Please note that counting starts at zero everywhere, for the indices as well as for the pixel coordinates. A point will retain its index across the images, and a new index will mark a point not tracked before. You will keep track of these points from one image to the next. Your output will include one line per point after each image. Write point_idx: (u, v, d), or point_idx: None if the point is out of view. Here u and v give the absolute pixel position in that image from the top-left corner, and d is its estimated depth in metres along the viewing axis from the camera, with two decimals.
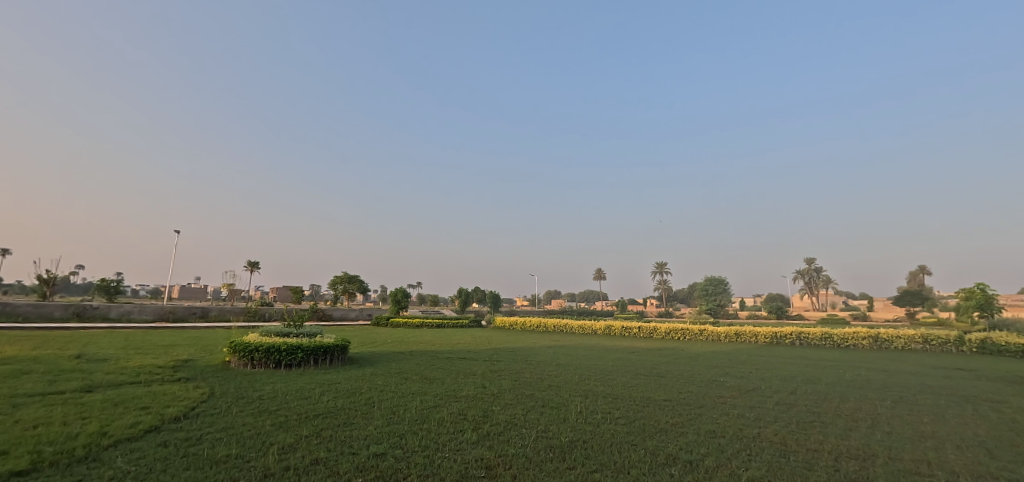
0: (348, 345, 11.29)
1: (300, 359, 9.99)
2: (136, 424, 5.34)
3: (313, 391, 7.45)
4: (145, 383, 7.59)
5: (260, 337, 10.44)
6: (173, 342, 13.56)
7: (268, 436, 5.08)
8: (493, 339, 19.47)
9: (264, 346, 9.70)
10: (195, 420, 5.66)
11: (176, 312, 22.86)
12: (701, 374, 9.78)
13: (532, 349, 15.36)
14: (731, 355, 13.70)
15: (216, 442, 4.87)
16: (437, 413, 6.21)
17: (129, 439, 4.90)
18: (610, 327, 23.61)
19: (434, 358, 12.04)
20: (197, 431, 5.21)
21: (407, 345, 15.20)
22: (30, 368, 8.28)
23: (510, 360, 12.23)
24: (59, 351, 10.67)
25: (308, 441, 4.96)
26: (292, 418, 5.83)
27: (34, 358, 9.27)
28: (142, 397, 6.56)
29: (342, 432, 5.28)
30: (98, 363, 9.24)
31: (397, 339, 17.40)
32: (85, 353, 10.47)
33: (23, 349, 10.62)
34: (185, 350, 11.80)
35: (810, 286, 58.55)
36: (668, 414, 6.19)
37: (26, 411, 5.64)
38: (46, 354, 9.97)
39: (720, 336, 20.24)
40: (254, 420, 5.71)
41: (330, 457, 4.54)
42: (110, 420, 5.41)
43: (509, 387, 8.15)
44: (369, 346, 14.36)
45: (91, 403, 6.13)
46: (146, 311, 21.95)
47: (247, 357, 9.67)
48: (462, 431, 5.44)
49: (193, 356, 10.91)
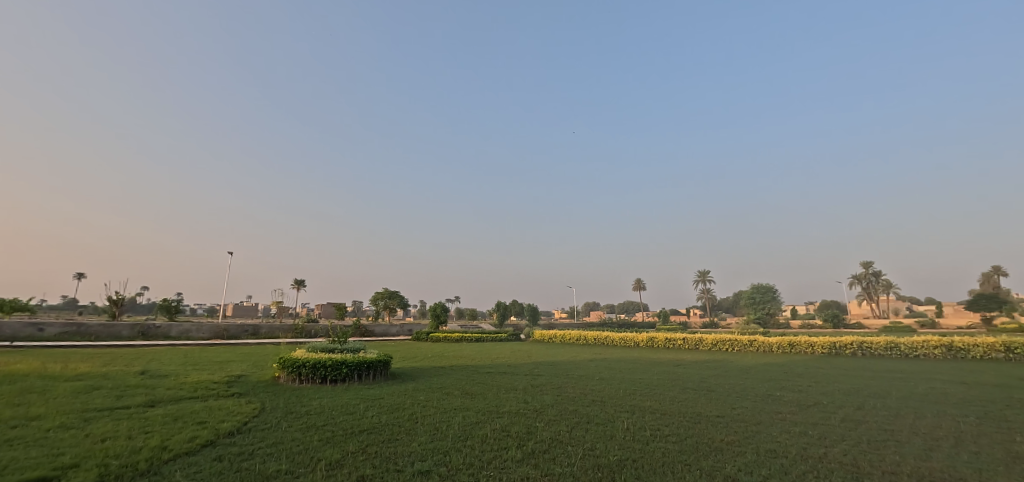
0: (391, 360, 11.41)
1: (345, 375, 10.17)
2: (194, 438, 5.53)
3: (358, 406, 7.55)
4: (202, 398, 7.91)
5: (308, 353, 10.72)
6: (226, 358, 14.13)
7: (317, 452, 5.14)
8: (533, 352, 19.24)
9: (311, 362, 9.95)
10: (247, 435, 5.80)
11: (228, 330, 23.87)
12: (754, 389, 9.25)
13: (573, 363, 15.09)
14: (787, 367, 12.96)
15: (266, 457, 4.95)
16: (480, 430, 6.12)
17: (187, 453, 5.06)
18: (653, 339, 22.92)
19: (474, 373, 12.00)
20: (250, 446, 5.33)
21: (447, 360, 15.22)
22: (99, 383, 8.81)
23: (551, 374, 12.03)
24: (125, 367, 11.31)
25: (354, 457, 4.97)
26: (338, 434, 5.87)
27: (104, 375, 9.85)
28: (199, 412, 6.82)
29: (387, 448, 5.28)
30: (160, 379, 9.72)
31: (438, 354, 17.49)
32: (148, 369, 11.05)
33: (94, 366, 11.32)
34: (238, 366, 12.28)
35: (868, 292, 54.84)
36: (724, 432, 5.85)
37: (96, 425, 5.95)
38: (114, 370, 10.60)
39: (772, 347, 19.26)
40: (303, 435, 5.79)
41: (376, 474, 4.52)
42: (170, 434, 5.62)
43: (552, 402, 7.98)
44: (410, 361, 14.52)
45: (153, 418, 6.41)
46: (203, 329, 23.10)
47: (295, 372, 9.93)
48: (506, 448, 5.32)
49: (246, 372, 11.32)
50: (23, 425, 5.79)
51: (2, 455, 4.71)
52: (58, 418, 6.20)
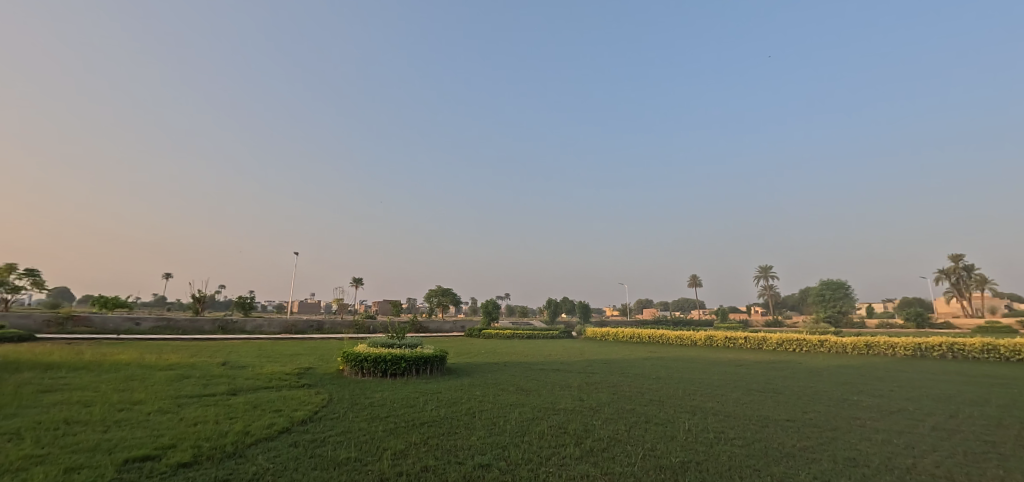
0: (446, 355, 11.69)
1: (404, 369, 10.54)
2: (272, 425, 5.95)
3: (418, 399, 7.79)
4: (276, 388, 8.48)
5: (369, 347, 11.20)
6: (295, 352, 15.05)
7: (382, 441, 5.37)
8: (586, 350, 19.04)
9: (372, 356, 10.39)
10: (318, 423, 6.15)
11: (295, 325, 25.38)
12: (826, 392, 8.67)
13: (628, 361, 14.79)
14: (863, 370, 12.04)
15: (337, 445, 5.23)
16: (538, 426, 6.15)
17: (266, 438, 5.45)
18: (712, 338, 22.01)
19: (528, 369, 12.05)
20: (321, 433, 5.65)
21: (501, 357, 15.38)
22: (188, 372, 9.67)
23: (605, 372, 11.85)
24: (209, 358, 12.34)
25: (417, 448, 5.14)
26: (401, 425, 6.09)
27: (191, 365, 10.80)
28: (274, 401, 7.31)
29: (448, 441, 5.42)
30: (239, 370, 10.52)
31: (491, 350, 17.72)
32: (229, 360, 11.99)
33: (183, 357, 12.43)
34: (307, 360, 13.05)
35: (958, 288, 49.67)
36: (795, 437, 5.53)
37: (188, 410, 6.54)
38: (200, 361, 11.59)
39: (845, 348, 17.93)
40: (368, 426, 6.07)
41: (438, 465, 4.65)
42: (251, 421, 6.07)
43: (609, 401, 7.87)
44: (464, 357, 14.81)
45: (236, 405, 6.95)
46: (274, 324, 24.73)
47: (358, 366, 10.41)
48: (564, 445, 5.31)
49: (313, 364, 12.00)
50: (128, 409, 6.46)
51: (113, 434, 5.29)
52: (156, 403, 6.87)
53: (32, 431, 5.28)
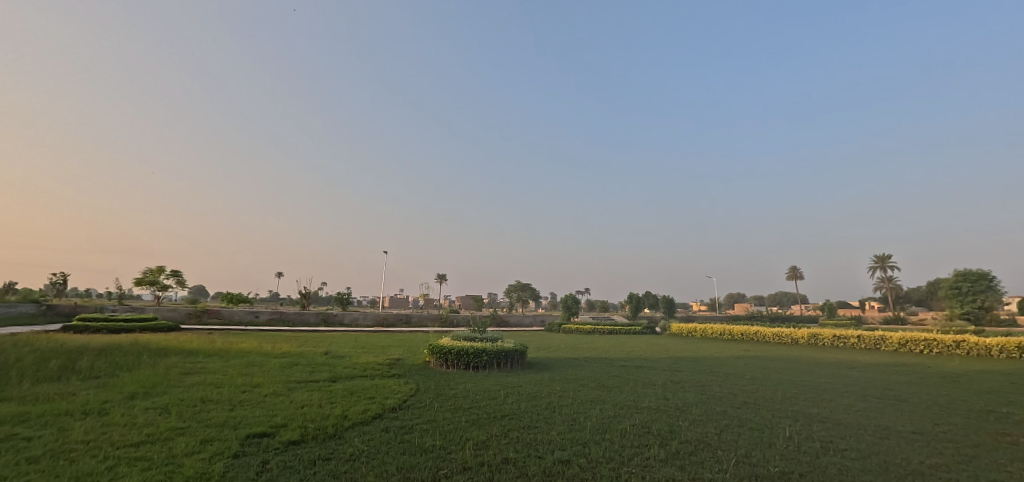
0: (526, 350, 11.81)
1: (486, 362, 10.83)
2: (366, 410, 6.41)
3: (499, 392, 7.95)
4: (370, 377, 9.13)
5: (452, 341, 11.64)
6: (387, 344, 16.10)
7: (465, 431, 5.55)
8: (672, 347, 18.24)
9: (456, 349, 10.80)
10: (407, 411, 6.52)
11: (387, 318, 27.11)
12: (963, 401, 7.52)
13: (719, 360, 13.92)
14: (1013, 376, 10.26)
15: (423, 432, 5.50)
16: (620, 424, 6.00)
17: (362, 422, 5.88)
18: (817, 336, 20.04)
19: (609, 366, 11.81)
20: (410, 421, 5.98)
21: (582, 352, 15.23)
22: (296, 360, 10.72)
23: (693, 371, 11.26)
24: (313, 348, 13.60)
25: (498, 440, 5.25)
26: (483, 417, 6.26)
27: (299, 354, 11.98)
28: (368, 388, 7.87)
29: (528, 435, 5.47)
30: (339, 359, 11.48)
31: (572, 345, 17.62)
32: (330, 350, 13.13)
33: (292, 346, 13.83)
34: (397, 351, 13.90)
35: None
36: (923, 453, 4.85)
37: (297, 394, 7.26)
38: (306, 350, 12.82)
39: (988, 350, 15.42)
40: (452, 416, 6.31)
41: (518, 458, 4.71)
42: (348, 406, 6.60)
43: (697, 401, 7.47)
44: (545, 351, 14.89)
45: (335, 390, 7.60)
46: (368, 317, 26.62)
47: (443, 358, 10.88)
48: (648, 446, 5.13)
49: (403, 356, 12.75)
50: (249, 391, 7.31)
51: (237, 413, 6.01)
52: (270, 386, 7.70)
53: (176, 406, 6.17)
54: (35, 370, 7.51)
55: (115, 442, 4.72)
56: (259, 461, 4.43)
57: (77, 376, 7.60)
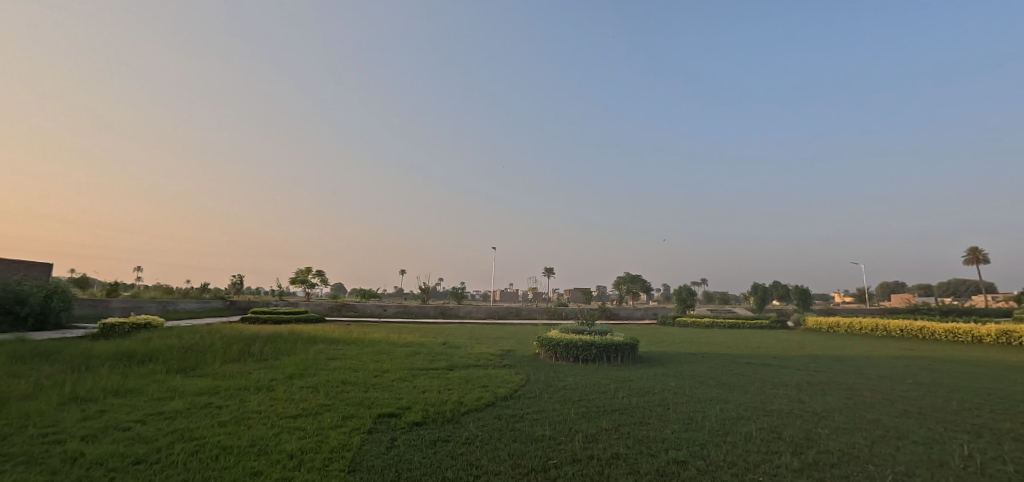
0: (637, 344, 11.46)
1: (596, 355, 10.74)
2: (480, 398, 6.78)
3: (609, 386, 7.86)
4: (484, 367, 9.61)
5: (561, 333, 11.74)
6: (499, 335, 16.77)
7: (575, 423, 5.59)
8: (808, 343, 16.32)
9: (564, 342, 10.89)
10: (519, 400, 6.75)
11: (498, 311, 28.18)
12: None
13: (869, 359, 12.14)
14: None
15: (533, 422, 5.66)
16: (744, 427, 5.55)
17: (476, 408, 6.23)
18: (1008, 334, 16.43)
19: (731, 362, 10.97)
20: (520, 410, 6.19)
21: (700, 347, 14.34)
22: (419, 349, 11.69)
23: (834, 371, 9.97)
24: (433, 338, 14.71)
25: (608, 434, 5.20)
26: (593, 410, 6.24)
27: (421, 343, 13.03)
28: (482, 377, 8.30)
29: (640, 431, 5.33)
30: (456, 349, 12.25)
31: (688, 339, 16.69)
32: (448, 341, 14.07)
33: (415, 336, 15.10)
34: (508, 343, 14.42)
35: None
36: None
37: (419, 380, 7.94)
38: (427, 340, 13.90)
39: None
40: (562, 407, 6.39)
41: (630, 454, 4.61)
42: (464, 393, 7.04)
43: (839, 407, 6.62)
44: (658, 346, 14.31)
45: (452, 378, 8.15)
46: (480, 310, 27.94)
47: (552, 350, 11.03)
48: (777, 453, 4.69)
49: (514, 347, 13.19)
50: (380, 375, 8.18)
51: (371, 394, 6.76)
52: (397, 372, 8.51)
53: (323, 386, 7.14)
54: (223, 352, 9.20)
55: (279, 413, 5.61)
56: (388, 438, 4.93)
57: (251, 358, 9.14)
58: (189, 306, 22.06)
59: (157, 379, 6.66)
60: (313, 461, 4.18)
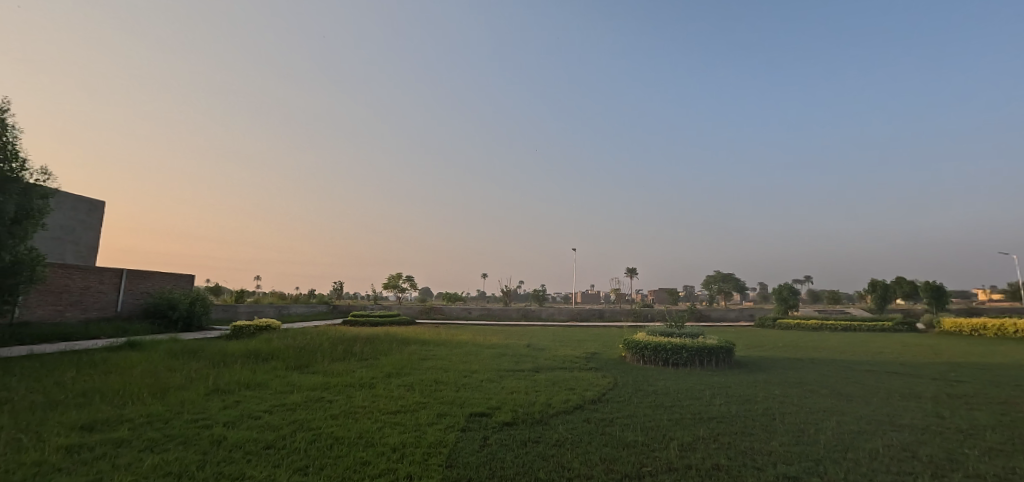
0: (733, 347, 10.72)
1: (687, 359, 10.22)
2: (568, 400, 6.75)
3: (704, 392, 7.43)
4: (569, 369, 9.57)
5: (648, 336, 11.34)
6: (583, 338, 16.59)
7: (669, 430, 5.37)
8: (943, 348, 14.18)
9: (653, 345, 10.50)
10: (607, 404, 6.62)
11: (581, 313, 27.88)
12: None
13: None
14: None
15: (624, 427, 5.52)
16: (868, 443, 4.96)
17: (565, 411, 6.21)
18: None
19: (846, 369, 9.87)
20: (610, 414, 6.07)
21: (806, 352, 13.08)
22: (505, 351, 11.94)
23: (980, 381, 8.58)
24: (517, 341, 14.93)
25: (707, 444, 4.93)
26: (687, 417, 5.96)
27: (506, 345, 13.28)
28: (569, 380, 8.27)
29: (743, 442, 4.99)
30: (540, 351, 12.32)
31: (792, 343, 15.29)
32: (532, 343, 14.18)
33: (500, 338, 15.42)
34: (593, 345, 14.21)
35: None
36: None
37: (507, 381, 8.10)
38: (512, 342, 14.13)
39: None
40: (653, 413, 6.17)
41: (731, 466, 4.34)
42: (552, 395, 7.05)
43: (991, 424, 5.68)
44: (757, 350, 13.28)
45: (539, 380, 8.20)
46: (563, 312, 27.83)
47: (639, 353, 10.69)
48: (911, 475, 4.14)
49: (598, 350, 12.97)
50: (470, 376, 8.47)
51: (462, 393, 7.03)
52: (485, 373, 8.77)
53: (418, 385, 7.55)
54: (329, 352, 10.08)
55: (382, 409, 6.04)
56: (481, 437, 5.08)
57: (354, 357, 9.91)
58: (300, 310, 24.45)
59: (278, 375, 7.48)
60: (413, 455, 4.43)
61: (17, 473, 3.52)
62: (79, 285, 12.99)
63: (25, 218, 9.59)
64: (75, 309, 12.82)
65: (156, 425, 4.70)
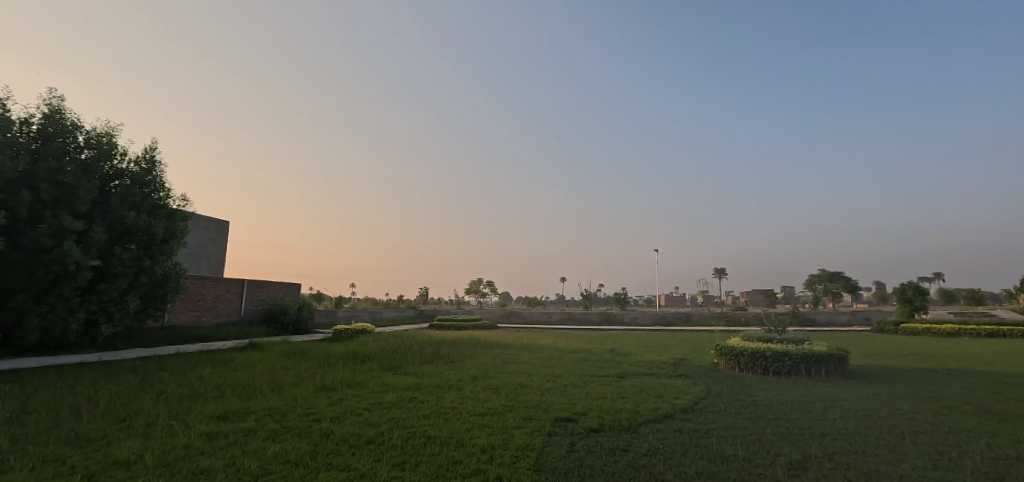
0: (846, 355, 9.63)
1: (791, 368, 9.36)
2: (658, 408, 6.48)
3: (813, 405, 6.74)
4: (657, 376, 9.18)
5: (744, 342, 10.55)
6: (669, 343, 15.86)
7: (774, 446, 4.94)
8: None
9: (750, 351, 9.77)
10: (700, 414, 6.25)
11: (666, 317, 26.70)
12: None
13: None
14: None
15: (722, 439, 5.18)
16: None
17: (654, 419, 5.97)
18: None
19: (994, 383, 8.44)
20: (704, 424, 5.73)
21: (939, 361, 11.39)
22: (588, 356, 11.76)
23: None
24: (600, 345, 14.64)
25: (820, 463, 4.46)
26: (794, 432, 5.45)
27: (589, 350, 13.07)
28: (657, 387, 7.93)
29: (866, 463, 4.45)
30: (625, 356, 11.98)
31: (920, 351, 13.40)
32: (615, 348, 13.83)
33: (581, 343, 15.23)
34: (681, 351, 13.53)
35: None
36: None
37: (591, 386, 7.96)
38: (594, 347, 13.89)
39: None
40: (754, 425, 5.71)
41: None
42: (640, 402, 6.81)
43: None
44: (875, 358, 11.82)
45: (625, 386, 7.97)
46: (646, 316, 26.87)
47: (734, 360, 9.99)
48: None
49: (687, 356, 12.32)
50: (554, 380, 8.45)
51: (546, 398, 7.03)
52: (569, 378, 8.70)
53: (503, 388, 7.68)
54: (419, 354, 10.60)
55: (470, 410, 6.22)
56: (568, 443, 5.05)
57: (442, 360, 10.33)
58: (391, 314, 26.02)
59: (375, 375, 8.01)
60: (502, 457, 4.51)
61: (172, 454, 4.11)
62: (211, 294, 14.92)
63: (171, 238, 11.24)
64: (208, 315, 14.75)
65: (274, 418, 5.24)
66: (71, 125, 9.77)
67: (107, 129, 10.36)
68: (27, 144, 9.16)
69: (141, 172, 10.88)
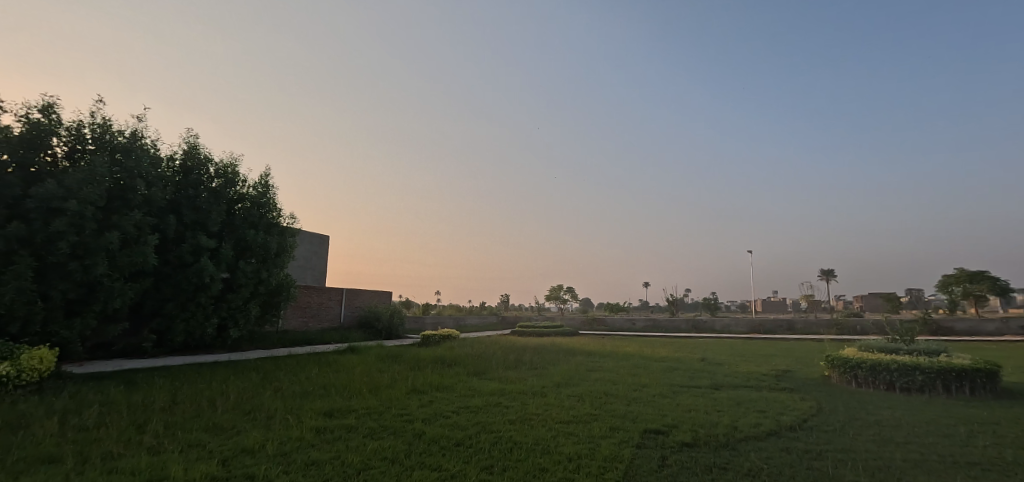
0: (997, 371, 8.17)
1: (924, 384, 8.15)
2: (759, 424, 5.96)
3: (955, 429, 5.80)
4: (757, 388, 8.46)
5: (862, 353, 9.40)
6: (769, 352, 14.62)
7: (905, 474, 4.32)
8: None
9: (870, 364, 8.67)
10: (811, 433, 5.65)
11: (765, 325, 24.63)
12: None
13: None
14: None
15: (838, 462, 4.63)
16: None
17: (756, 436, 5.50)
18: None
19: None
20: (816, 445, 5.17)
21: None
22: (677, 365, 11.19)
23: None
24: (690, 354, 13.87)
25: None
26: (931, 459, 4.72)
27: (678, 359, 12.43)
28: (757, 401, 7.31)
29: None
30: (718, 366, 11.23)
31: None
32: (707, 357, 13.01)
33: (669, 351, 14.54)
34: (782, 361, 12.39)
35: None
36: None
37: (682, 397, 7.53)
38: (684, 356, 13.18)
39: None
40: (879, 449, 5.04)
41: None
42: (738, 417, 6.32)
43: None
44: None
45: (720, 399, 7.44)
46: (741, 324, 25.04)
47: (850, 373, 8.93)
48: None
49: (791, 367, 11.24)
50: (641, 390, 8.12)
51: (634, 408, 6.77)
52: (658, 388, 8.31)
53: (588, 396, 7.53)
54: (503, 360, 10.75)
55: (555, 418, 6.17)
56: (659, 456, 4.81)
57: (525, 366, 10.38)
58: (475, 321, 26.77)
59: (461, 380, 8.26)
60: (589, 467, 4.41)
61: (287, 444, 4.55)
62: (316, 302, 16.38)
63: (283, 252, 12.51)
64: (314, 321, 16.21)
65: (373, 416, 5.60)
66: (204, 159, 11.32)
67: (231, 160, 11.84)
68: (173, 177, 10.78)
69: (258, 196, 12.26)
